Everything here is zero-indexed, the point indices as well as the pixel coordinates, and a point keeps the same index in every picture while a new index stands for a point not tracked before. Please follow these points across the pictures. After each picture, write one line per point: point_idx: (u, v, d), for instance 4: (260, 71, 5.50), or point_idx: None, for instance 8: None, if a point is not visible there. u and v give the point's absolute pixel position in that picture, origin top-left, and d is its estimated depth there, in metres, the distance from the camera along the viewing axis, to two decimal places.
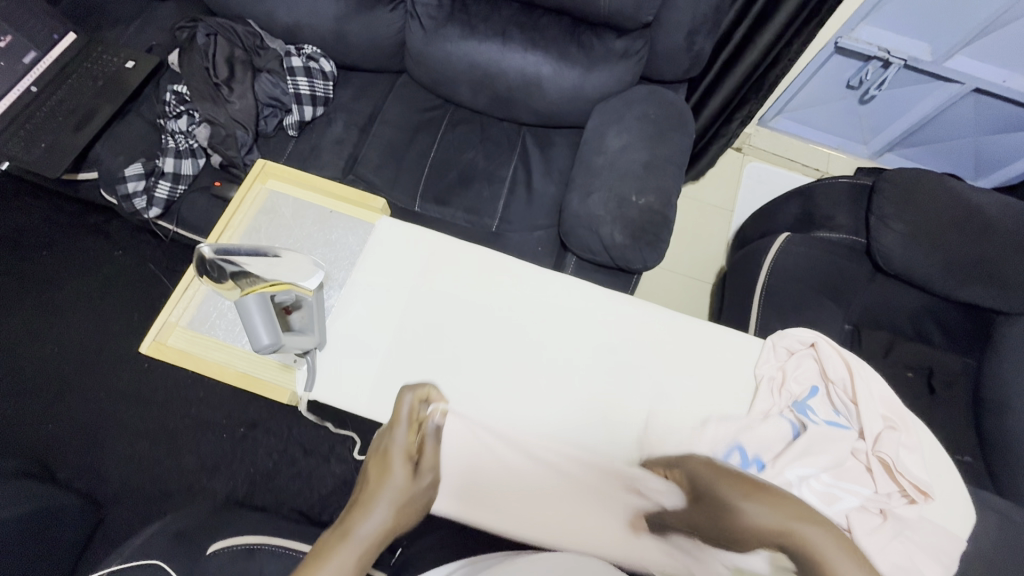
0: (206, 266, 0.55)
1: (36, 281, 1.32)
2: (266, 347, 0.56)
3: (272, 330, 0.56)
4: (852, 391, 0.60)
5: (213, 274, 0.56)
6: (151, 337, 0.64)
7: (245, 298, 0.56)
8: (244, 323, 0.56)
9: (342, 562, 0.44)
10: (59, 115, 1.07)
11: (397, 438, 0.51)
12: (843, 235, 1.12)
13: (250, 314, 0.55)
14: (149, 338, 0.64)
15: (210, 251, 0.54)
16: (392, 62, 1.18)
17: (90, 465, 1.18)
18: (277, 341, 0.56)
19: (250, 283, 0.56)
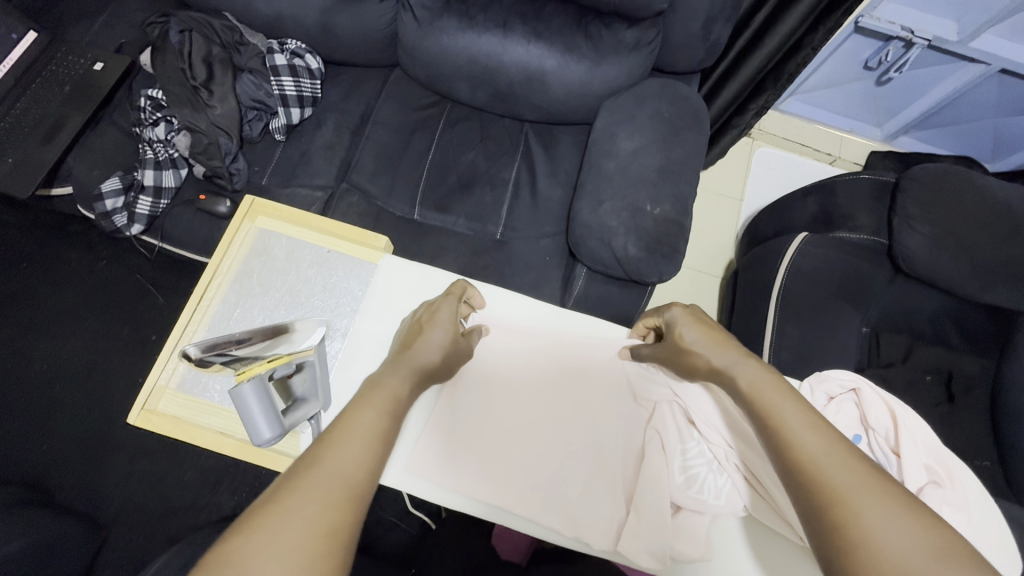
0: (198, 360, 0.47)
1: (19, 295, 1.26)
2: (270, 440, 0.48)
3: (275, 420, 0.48)
4: (894, 440, 0.54)
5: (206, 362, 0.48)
6: (139, 407, 0.59)
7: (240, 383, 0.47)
8: (239, 414, 0.47)
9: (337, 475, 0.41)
10: (27, 124, 0.99)
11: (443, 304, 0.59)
12: (864, 236, 1.07)
13: (249, 407, 0.47)
14: (136, 407, 0.59)
15: (198, 350, 0.46)
16: (384, 55, 1.10)
17: (89, 485, 1.14)
18: (279, 429, 0.48)
19: (247, 365, 0.50)
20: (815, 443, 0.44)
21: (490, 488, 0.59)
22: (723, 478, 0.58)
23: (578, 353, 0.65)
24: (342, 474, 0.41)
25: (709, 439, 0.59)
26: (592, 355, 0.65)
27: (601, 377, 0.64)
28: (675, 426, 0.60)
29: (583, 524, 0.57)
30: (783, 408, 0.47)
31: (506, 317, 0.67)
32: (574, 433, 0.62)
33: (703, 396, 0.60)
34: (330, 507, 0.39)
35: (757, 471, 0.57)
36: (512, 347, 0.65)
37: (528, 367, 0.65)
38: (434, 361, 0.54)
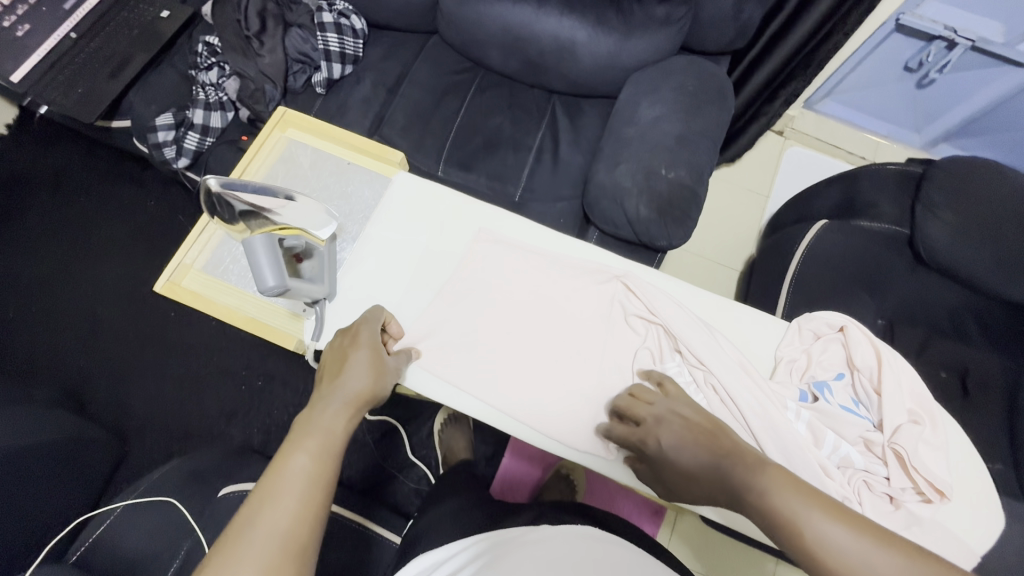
0: (215, 203, 0.55)
1: (72, 224, 1.36)
2: (271, 289, 0.56)
3: (278, 272, 0.56)
4: (878, 380, 0.54)
5: (224, 214, 0.56)
6: (165, 277, 0.65)
7: (255, 238, 0.56)
8: (249, 262, 0.56)
9: (282, 513, 0.42)
10: (95, 61, 1.08)
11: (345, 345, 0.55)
12: (885, 225, 1.05)
13: (257, 255, 0.56)
14: (163, 278, 0.66)
15: (216, 184, 0.54)
16: (424, 21, 1.16)
17: (117, 404, 1.23)
18: (279, 283, 0.56)
19: (262, 225, 0.57)
20: (836, 538, 0.39)
21: (464, 380, 0.59)
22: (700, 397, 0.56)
23: (567, 269, 0.64)
24: (281, 530, 0.41)
25: (690, 361, 0.57)
26: (575, 270, 0.63)
27: (586, 296, 0.62)
28: (656, 345, 0.59)
29: (561, 425, 0.57)
30: (806, 516, 0.41)
31: (500, 227, 0.65)
32: (552, 343, 0.61)
33: (683, 314, 0.58)
34: (285, 554, 0.40)
35: (732, 392, 0.53)
36: (497, 254, 0.64)
37: (511, 279, 0.63)
38: (365, 383, 0.52)
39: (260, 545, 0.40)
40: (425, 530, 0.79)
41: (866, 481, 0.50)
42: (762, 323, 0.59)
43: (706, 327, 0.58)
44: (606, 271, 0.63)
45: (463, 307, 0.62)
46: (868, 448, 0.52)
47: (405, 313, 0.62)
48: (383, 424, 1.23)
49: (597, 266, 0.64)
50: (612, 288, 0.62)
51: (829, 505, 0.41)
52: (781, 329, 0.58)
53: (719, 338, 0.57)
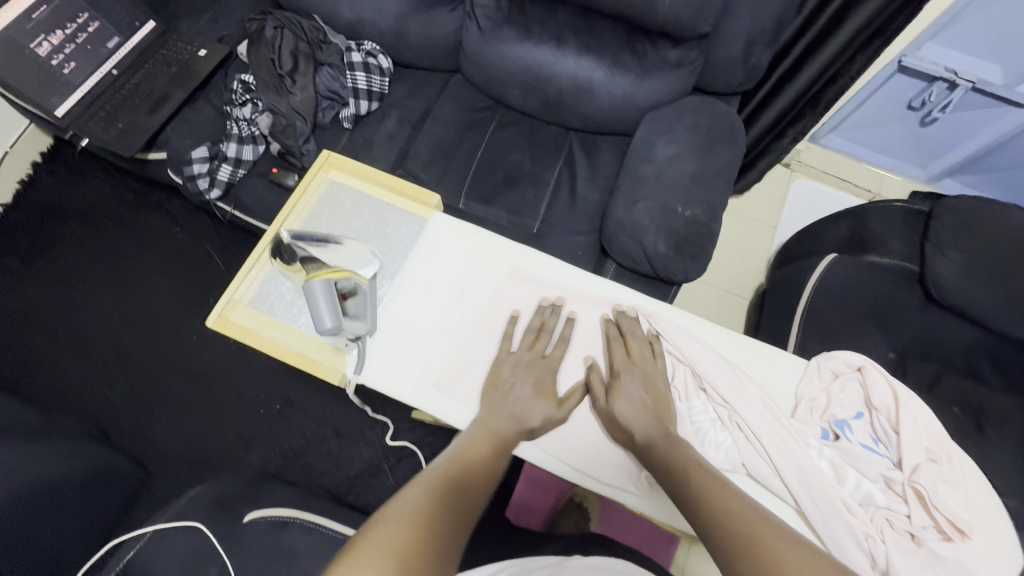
0: (283, 249, 0.65)
1: (101, 251, 1.40)
2: (327, 330, 0.60)
3: (335, 314, 0.60)
4: (896, 419, 0.57)
5: (285, 257, 0.66)
6: (216, 312, 0.69)
7: (312, 282, 0.60)
8: (309, 305, 0.60)
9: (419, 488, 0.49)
10: (136, 98, 1.14)
11: (534, 366, 0.63)
12: (894, 261, 1.08)
13: (315, 298, 0.60)
14: (214, 313, 0.69)
15: (286, 236, 0.64)
16: (447, 60, 1.21)
17: (139, 428, 1.25)
18: (336, 324, 0.60)
19: (317, 267, 0.62)
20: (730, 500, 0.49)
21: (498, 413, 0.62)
22: (724, 434, 0.58)
23: (594, 306, 0.68)
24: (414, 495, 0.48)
25: (715, 399, 0.59)
26: (601, 307, 0.68)
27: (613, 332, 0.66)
28: (682, 383, 0.61)
29: (587, 458, 0.61)
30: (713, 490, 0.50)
31: (530, 266, 0.70)
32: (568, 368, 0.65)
33: (706, 353, 0.61)
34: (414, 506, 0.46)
35: (756, 430, 0.56)
36: (529, 293, 0.68)
37: (540, 313, 0.67)
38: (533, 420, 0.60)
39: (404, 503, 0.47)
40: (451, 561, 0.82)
41: (888, 519, 0.53)
42: (783, 362, 0.63)
43: (729, 367, 0.61)
44: (634, 310, 0.67)
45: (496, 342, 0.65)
46: (889, 486, 0.54)
47: (441, 346, 0.65)
48: (400, 450, 1.24)
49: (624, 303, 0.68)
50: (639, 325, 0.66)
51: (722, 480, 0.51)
52: (800, 367, 0.62)
53: (741, 375, 0.60)
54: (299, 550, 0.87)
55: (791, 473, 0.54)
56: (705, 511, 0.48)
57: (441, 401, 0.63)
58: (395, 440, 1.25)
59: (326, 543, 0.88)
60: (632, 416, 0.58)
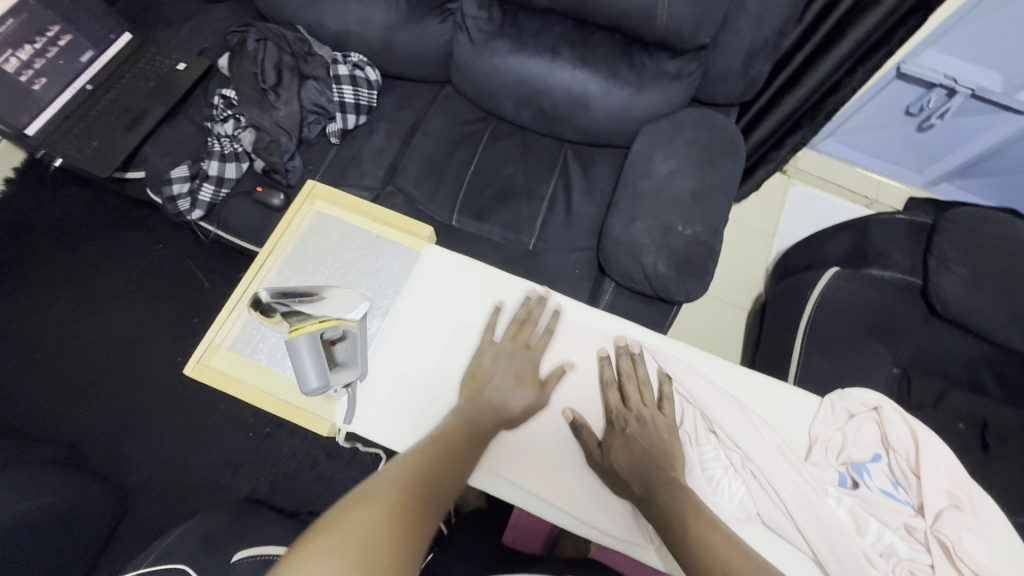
0: (261, 305, 0.56)
1: (78, 269, 1.35)
2: (314, 390, 0.56)
3: (322, 372, 0.56)
4: (915, 461, 0.56)
5: (263, 309, 0.57)
6: (196, 359, 0.65)
7: (296, 339, 0.55)
8: (292, 362, 0.56)
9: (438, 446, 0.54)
10: (112, 114, 1.09)
11: (518, 355, 0.62)
12: (896, 275, 1.05)
13: (300, 357, 0.55)
14: (193, 360, 0.65)
15: (267, 295, 0.55)
16: (438, 72, 1.18)
17: (121, 454, 1.20)
18: (324, 381, 0.56)
19: (300, 320, 0.57)
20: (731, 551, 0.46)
21: (500, 463, 0.60)
22: (737, 482, 0.56)
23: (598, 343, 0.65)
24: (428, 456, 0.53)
25: (726, 443, 0.57)
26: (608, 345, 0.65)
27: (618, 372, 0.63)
28: (692, 426, 0.59)
29: (593, 508, 0.58)
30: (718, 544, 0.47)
31: (529, 301, 0.67)
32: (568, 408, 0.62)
33: (717, 394, 0.59)
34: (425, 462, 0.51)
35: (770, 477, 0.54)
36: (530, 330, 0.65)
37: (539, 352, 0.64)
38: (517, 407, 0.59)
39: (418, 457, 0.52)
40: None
41: (911, 571, 0.51)
42: (795, 401, 0.61)
43: (742, 410, 0.58)
44: (639, 347, 0.64)
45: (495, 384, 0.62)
46: (910, 534, 0.53)
47: (437, 392, 0.62)
48: None
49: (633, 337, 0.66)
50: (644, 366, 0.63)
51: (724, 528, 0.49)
52: (814, 406, 0.60)
53: (753, 417, 0.58)
54: None
55: (805, 521, 0.53)
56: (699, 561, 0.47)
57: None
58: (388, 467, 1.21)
59: None
60: (634, 463, 0.55)
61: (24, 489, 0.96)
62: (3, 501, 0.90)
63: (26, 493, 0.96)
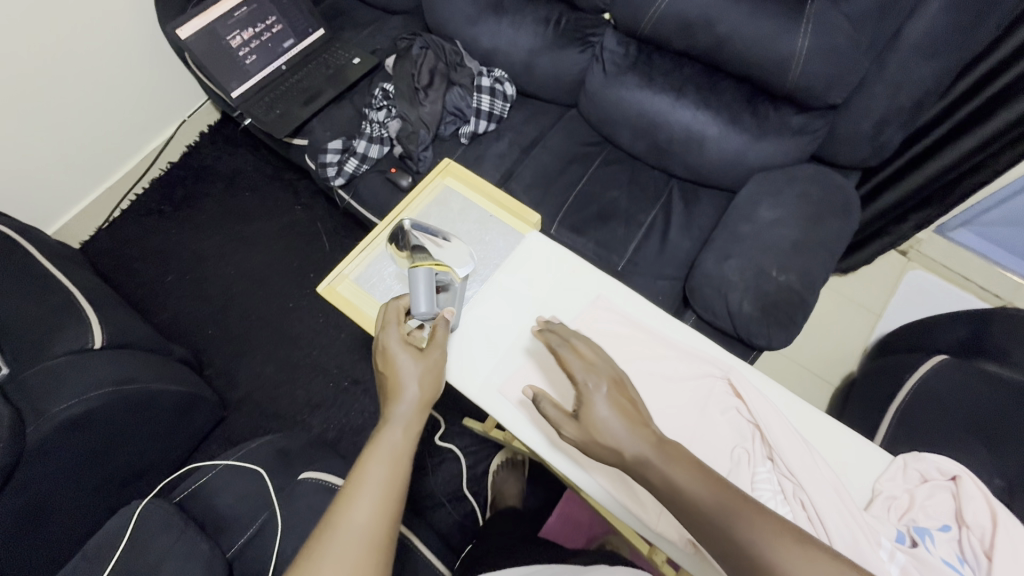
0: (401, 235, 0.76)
1: (233, 213, 1.60)
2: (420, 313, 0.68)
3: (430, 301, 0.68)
4: (989, 543, 0.55)
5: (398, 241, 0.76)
6: (327, 281, 0.80)
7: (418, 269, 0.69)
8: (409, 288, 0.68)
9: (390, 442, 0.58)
10: (295, 91, 1.32)
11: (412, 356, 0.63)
12: (1015, 375, 0.96)
13: (418, 282, 0.68)
14: (325, 281, 0.80)
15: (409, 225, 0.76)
16: (567, 96, 1.28)
17: (229, 372, 1.40)
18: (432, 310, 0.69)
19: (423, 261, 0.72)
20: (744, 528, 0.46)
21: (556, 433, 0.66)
22: (785, 508, 0.58)
23: (672, 351, 0.68)
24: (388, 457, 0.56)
25: (781, 469, 0.59)
26: (683, 357, 0.68)
27: (686, 380, 0.66)
28: (750, 447, 0.61)
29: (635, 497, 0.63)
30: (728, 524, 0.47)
31: (617, 299, 0.73)
32: None
33: (785, 425, 0.61)
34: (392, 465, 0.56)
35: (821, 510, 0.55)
36: (613, 324, 0.70)
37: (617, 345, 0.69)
38: (420, 391, 0.61)
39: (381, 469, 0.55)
40: None
41: None
42: (864, 453, 0.62)
43: (807, 446, 0.59)
44: (711, 363, 0.67)
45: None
46: None
47: (516, 354, 0.70)
48: (444, 453, 1.27)
49: (710, 354, 0.68)
50: (715, 382, 0.66)
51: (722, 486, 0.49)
52: (885, 462, 0.61)
53: (816, 454, 0.59)
54: None
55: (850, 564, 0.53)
56: (705, 526, 0.48)
57: (503, 405, 0.67)
58: (449, 442, 1.28)
59: None
60: (621, 438, 0.53)
61: (172, 372, 1.17)
62: (159, 375, 1.11)
63: (172, 375, 1.16)
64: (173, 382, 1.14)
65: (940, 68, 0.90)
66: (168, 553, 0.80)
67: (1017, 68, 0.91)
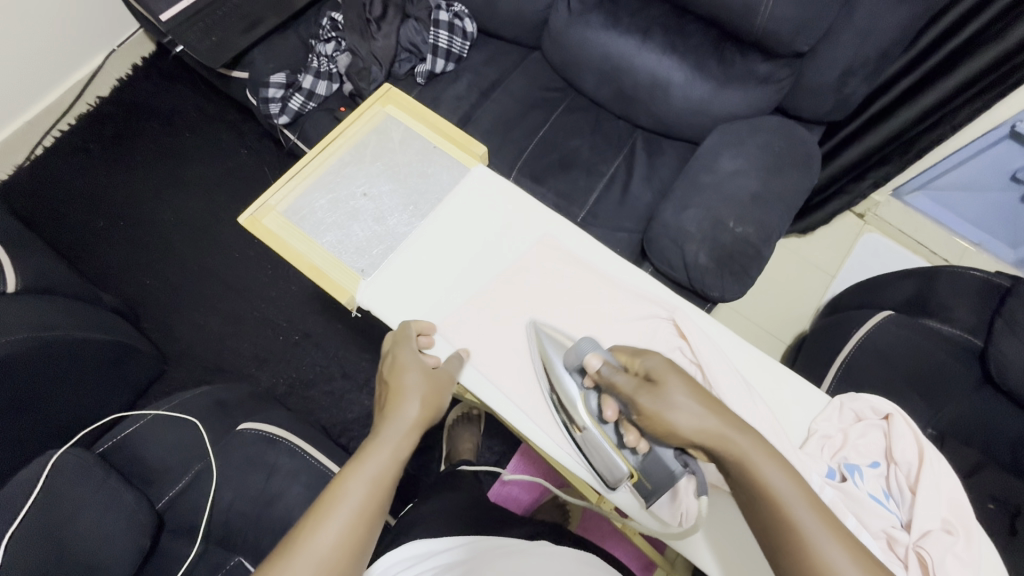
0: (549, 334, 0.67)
1: (171, 155, 1.48)
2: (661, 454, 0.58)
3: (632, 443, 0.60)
4: (915, 479, 0.57)
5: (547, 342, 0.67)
6: (251, 211, 0.75)
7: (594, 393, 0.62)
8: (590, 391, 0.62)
9: (379, 460, 0.54)
10: (233, 17, 1.18)
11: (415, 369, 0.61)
12: (955, 330, 0.98)
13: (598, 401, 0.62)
14: (249, 212, 0.75)
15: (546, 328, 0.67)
16: (530, 37, 1.21)
17: (169, 324, 1.33)
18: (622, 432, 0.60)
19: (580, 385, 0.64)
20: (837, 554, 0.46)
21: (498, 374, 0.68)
22: None
23: (619, 293, 0.70)
24: (374, 473, 0.53)
25: None
26: (627, 298, 0.69)
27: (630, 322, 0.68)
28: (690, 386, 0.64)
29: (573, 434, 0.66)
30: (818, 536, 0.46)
31: (563, 238, 0.74)
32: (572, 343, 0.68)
33: (725, 365, 0.62)
34: (373, 487, 0.52)
35: None
36: (560, 265, 0.72)
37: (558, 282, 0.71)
38: (420, 411, 0.58)
39: (361, 488, 0.51)
40: (419, 518, 0.82)
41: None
42: (804, 394, 0.64)
43: (745, 386, 0.61)
44: (656, 305, 0.68)
45: (521, 306, 0.70)
46: (893, 546, 0.54)
47: (457, 292, 0.71)
48: None
49: (655, 294, 0.70)
50: (657, 322, 0.67)
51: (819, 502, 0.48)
52: (825, 402, 0.63)
53: (756, 395, 0.61)
54: (280, 469, 0.89)
55: None
56: (790, 539, 0.47)
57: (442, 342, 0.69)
58: None
59: (306, 468, 0.89)
60: (702, 424, 0.52)
61: (96, 321, 1.07)
62: (81, 325, 1.02)
63: (95, 324, 1.06)
64: (97, 331, 1.05)
65: (906, 16, 0.87)
66: (86, 503, 0.77)
67: (984, 17, 0.89)
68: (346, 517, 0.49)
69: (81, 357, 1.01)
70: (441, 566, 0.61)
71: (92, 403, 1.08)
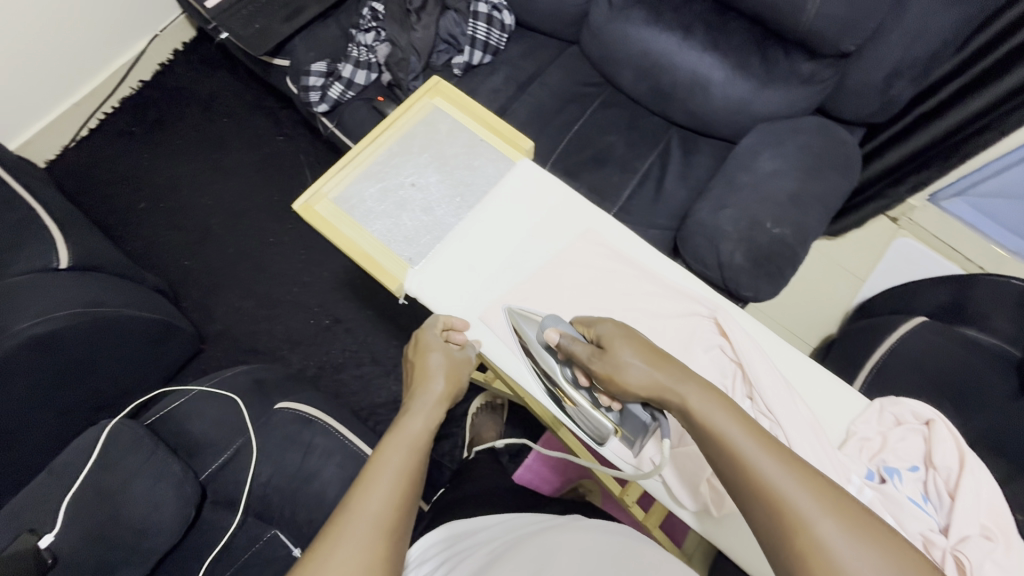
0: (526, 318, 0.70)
1: (211, 139, 1.52)
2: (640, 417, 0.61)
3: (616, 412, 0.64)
4: (954, 484, 0.57)
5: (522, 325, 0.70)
6: (304, 199, 0.77)
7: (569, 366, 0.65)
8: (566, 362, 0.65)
9: (411, 428, 0.57)
10: (274, 5, 1.21)
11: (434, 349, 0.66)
12: (991, 339, 0.97)
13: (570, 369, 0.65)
14: (301, 199, 0.77)
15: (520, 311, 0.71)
16: (569, 31, 1.21)
17: (206, 305, 1.37)
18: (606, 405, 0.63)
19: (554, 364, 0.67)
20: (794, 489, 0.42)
21: None
22: None
23: (662, 290, 0.71)
24: (411, 437, 0.56)
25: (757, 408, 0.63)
26: (669, 294, 0.71)
27: (673, 318, 0.69)
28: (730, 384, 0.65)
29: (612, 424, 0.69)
30: (777, 480, 0.43)
31: (607, 233, 0.75)
32: None
33: (767, 364, 0.63)
34: (411, 450, 0.55)
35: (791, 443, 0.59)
36: (605, 259, 0.73)
37: (603, 276, 0.72)
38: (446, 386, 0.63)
39: (400, 456, 0.53)
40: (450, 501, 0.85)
41: None
42: (844, 398, 0.66)
43: (787, 386, 0.62)
44: (698, 303, 0.70)
45: (565, 300, 0.72)
46: (929, 548, 0.54)
47: (503, 283, 0.74)
48: None
49: (698, 292, 0.71)
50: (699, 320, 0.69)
51: (770, 441, 0.45)
52: (865, 406, 0.65)
53: (797, 395, 0.62)
54: (317, 447, 0.92)
55: None
56: (751, 487, 0.44)
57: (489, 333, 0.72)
58: None
59: (341, 448, 0.92)
60: (649, 381, 0.53)
61: (141, 299, 1.11)
62: (128, 304, 1.05)
63: (141, 303, 1.09)
64: (143, 309, 1.09)
65: (959, 19, 0.86)
66: (137, 473, 0.81)
67: None
68: (391, 475, 0.52)
69: (128, 334, 1.05)
70: (480, 541, 0.64)
71: (134, 377, 1.12)
